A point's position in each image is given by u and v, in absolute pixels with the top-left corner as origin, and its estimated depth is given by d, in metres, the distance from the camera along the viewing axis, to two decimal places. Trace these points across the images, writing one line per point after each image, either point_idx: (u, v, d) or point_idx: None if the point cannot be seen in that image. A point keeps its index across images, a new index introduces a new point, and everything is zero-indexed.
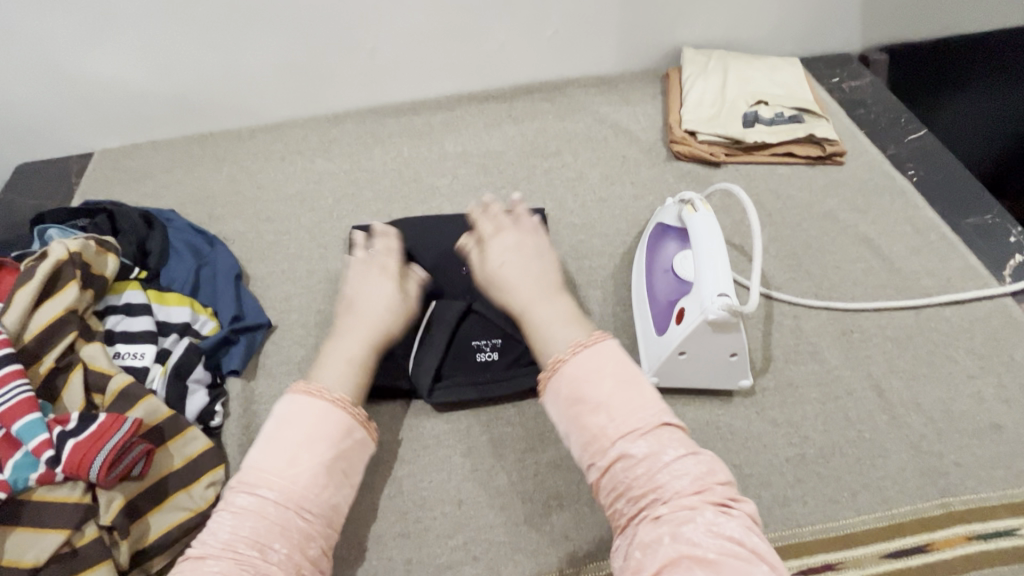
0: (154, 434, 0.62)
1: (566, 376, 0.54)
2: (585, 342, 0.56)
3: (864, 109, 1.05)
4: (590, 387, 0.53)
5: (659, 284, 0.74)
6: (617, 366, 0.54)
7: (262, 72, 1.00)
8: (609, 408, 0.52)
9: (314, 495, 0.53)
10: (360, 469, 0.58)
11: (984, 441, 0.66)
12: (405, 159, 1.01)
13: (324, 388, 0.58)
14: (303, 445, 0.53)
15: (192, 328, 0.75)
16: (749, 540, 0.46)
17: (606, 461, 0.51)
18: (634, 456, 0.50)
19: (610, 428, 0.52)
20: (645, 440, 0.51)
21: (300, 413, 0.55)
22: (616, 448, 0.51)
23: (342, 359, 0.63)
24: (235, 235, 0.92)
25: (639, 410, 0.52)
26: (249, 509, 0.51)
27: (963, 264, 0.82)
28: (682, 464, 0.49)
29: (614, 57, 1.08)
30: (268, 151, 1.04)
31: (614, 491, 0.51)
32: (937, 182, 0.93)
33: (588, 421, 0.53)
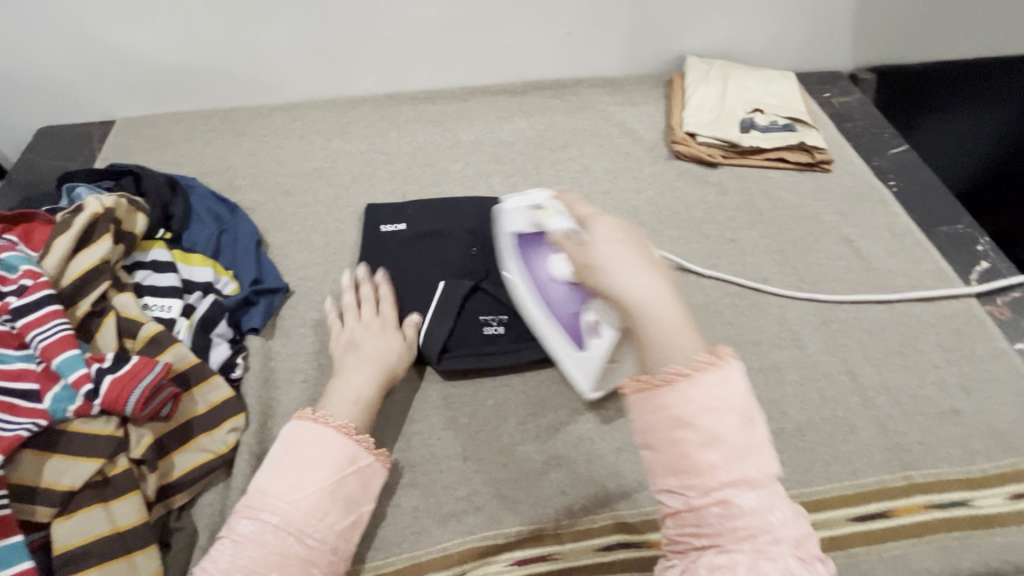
0: (181, 379, 0.66)
1: (680, 397, 0.46)
2: (711, 362, 0.47)
3: (852, 123, 1.13)
4: (708, 418, 0.46)
5: (557, 300, 0.72)
6: (738, 400, 0.46)
7: (286, 52, 1.05)
8: (723, 445, 0.45)
9: (313, 521, 0.56)
10: (365, 495, 0.61)
11: (944, 423, 0.73)
12: (420, 144, 1.06)
13: (327, 415, 0.62)
14: (306, 474, 0.57)
15: (215, 288, 0.79)
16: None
17: (702, 501, 0.45)
18: (737, 505, 0.44)
19: (719, 470, 0.45)
20: (751, 489, 0.45)
21: (305, 441, 0.60)
22: (721, 490, 0.45)
23: (350, 398, 0.66)
24: (255, 205, 0.96)
25: (751, 458, 0.45)
26: (249, 536, 0.54)
27: (934, 267, 0.89)
28: (781, 525, 0.44)
29: (622, 60, 1.15)
30: (288, 128, 1.08)
31: (695, 527, 0.46)
32: (915, 193, 1.00)
33: (691, 452, 0.45)
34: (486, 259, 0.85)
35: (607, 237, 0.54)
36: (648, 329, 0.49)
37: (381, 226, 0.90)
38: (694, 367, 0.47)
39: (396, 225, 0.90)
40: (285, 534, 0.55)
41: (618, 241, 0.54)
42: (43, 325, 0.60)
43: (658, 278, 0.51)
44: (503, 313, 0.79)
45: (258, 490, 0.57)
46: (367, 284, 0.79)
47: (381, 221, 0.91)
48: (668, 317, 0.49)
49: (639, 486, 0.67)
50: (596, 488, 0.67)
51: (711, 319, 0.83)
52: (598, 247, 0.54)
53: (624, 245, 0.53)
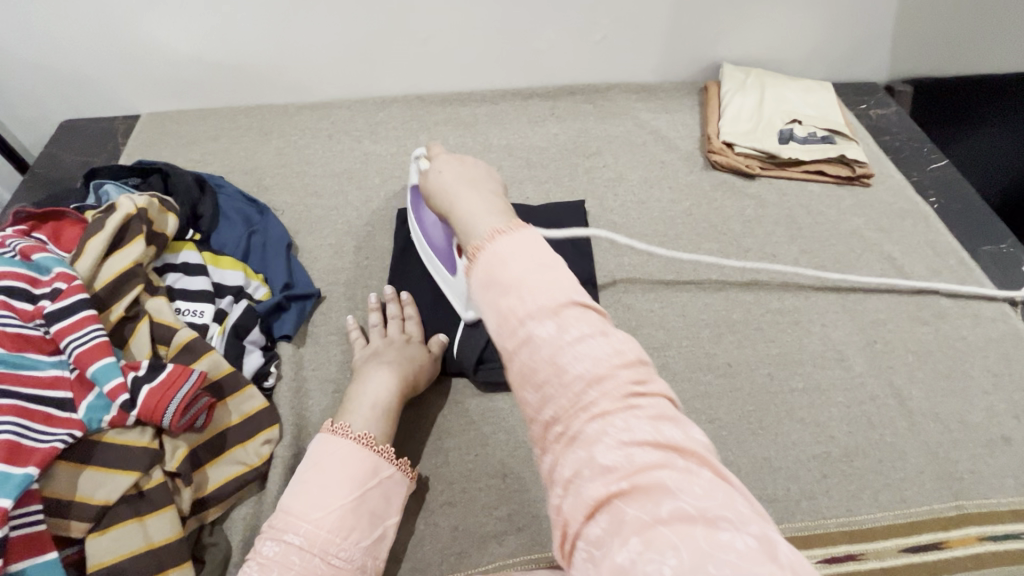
0: (215, 388, 0.64)
1: (483, 258, 0.42)
2: (504, 228, 0.43)
3: (890, 137, 1.11)
4: (504, 267, 0.40)
5: (435, 238, 0.76)
6: (528, 247, 0.41)
7: (317, 49, 1.02)
8: (522, 289, 0.39)
9: (338, 540, 0.54)
10: (389, 509, 0.59)
11: (995, 452, 0.71)
12: (451, 147, 1.04)
13: (345, 426, 0.60)
14: (326, 490, 0.55)
15: (246, 292, 0.77)
16: (662, 435, 0.34)
17: (513, 344, 0.39)
18: (542, 340, 0.38)
19: (521, 308, 0.39)
20: (554, 325, 0.38)
21: (322, 456, 0.58)
22: (528, 338, 0.38)
23: (368, 403, 0.64)
24: (284, 206, 0.94)
25: (549, 293, 0.39)
26: (273, 559, 0.52)
27: (980, 288, 0.87)
28: (593, 354, 0.37)
29: (656, 66, 1.12)
30: (316, 128, 1.06)
31: (529, 384, 0.38)
32: (957, 210, 0.98)
33: (498, 304, 0.40)
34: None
35: (438, 168, 0.56)
36: (464, 221, 0.48)
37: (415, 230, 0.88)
38: (488, 235, 0.43)
39: None
40: (312, 555, 0.52)
41: (444, 168, 0.56)
42: (78, 331, 0.58)
43: (485, 193, 0.51)
44: None
45: (279, 510, 0.55)
46: (392, 302, 0.78)
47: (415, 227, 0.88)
48: (473, 208, 0.49)
49: None
50: None
51: (753, 336, 0.81)
52: (452, 175, 0.54)
53: (458, 168, 0.55)
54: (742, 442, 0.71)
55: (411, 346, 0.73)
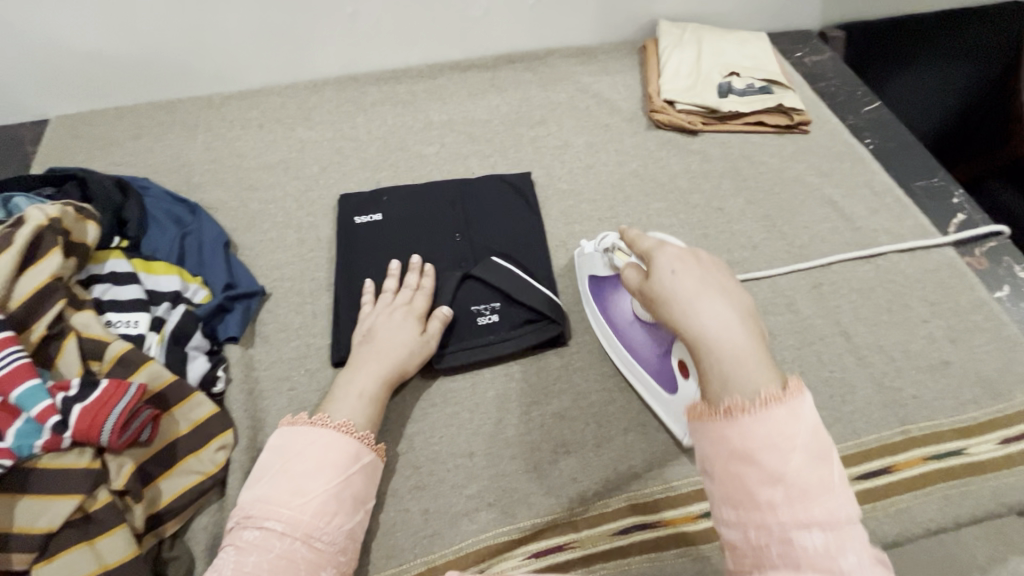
0: (159, 399, 0.61)
1: (746, 430, 0.40)
2: (778, 397, 0.41)
3: (825, 82, 1.12)
4: (772, 452, 0.39)
5: (636, 340, 0.70)
6: (810, 439, 0.40)
7: (237, 32, 0.95)
8: (788, 482, 0.39)
9: (320, 524, 0.54)
10: (370, 494, 0.59)
11: (935, 375, 0.75)
12: (391, 127, 1.00)
13: (324, 416, 0.60)
14: (309, 477, 0.55)
15: (184, 297, 0.73)
16: None
17: (761, 537, 0.39)
18: (803, 544, 0.37)
19: (781, 501, 0.38)
20: (821, 531, 0.38)
21: (303, 442, 0.57)
22: (781, 528, 0.38)
23: (353, 394, 0.64)
24: (217, 204, 0.89)
25: (827, 497, 0.38)
26: (254, 544, 0.51)
27: (915, 222, 0.90)
28: (849, 553, 0.37)
29: (594, 27, 1.10)
30: (244, 118, 1.00)
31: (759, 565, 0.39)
32: (891, 150, 1.01)
33: (757, 490, 0.39)
34: (471, 244, 0.81)
35: (668, 265, 0.48)
36: (710, 363, 0.43)
37: (355, 215, 0.85)
38: (759, 401, 0.41)
39: (371, 215, 0.85)
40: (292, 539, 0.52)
41: (681, 269, 0.48)
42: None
43: (733, 304, 0.45)
44: (496, 301, 0.76)
45: (256, 497, 0.54)
46: (411, 272, 0.76)
47: (356, 214, 0.85)
48: (736, 355, 0.43)
49: (649, 466, 0.67)
50: (608, 472, 0.67)
51: None
52: (691, 282, 0.46)
53: (702, 274, 0.47)
54: None
55: (416, 321, 0.71)
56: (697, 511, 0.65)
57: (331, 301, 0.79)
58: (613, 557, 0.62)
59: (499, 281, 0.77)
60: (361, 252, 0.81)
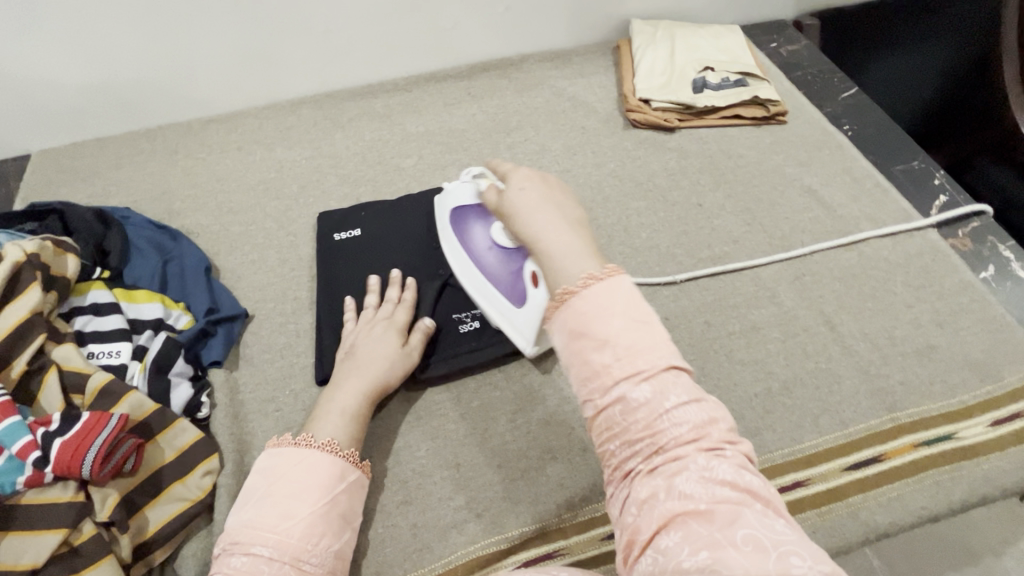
0: (142, 428, 0.61)
1: (579, 310, 0.44)
2: (598, 277, 0.45)
3: (801, 71, 1.12)
4: (599, 323, 0.44)
5: (489, 264, 0.71)
6: (631, 305, 0.44)
7: (211, 57, 0.96)
8: (619, 347, 0.43)
9: (309, 547, 0.53)
10: (356, 511, 0.59)
11: (922, 361, 0.74)
12: (368, 142, 1.00)
13: (309, 435, 0.59)
14: (295, 499, 0.55)
15: (166, 324, 0.73)
16: (739, 478, 0.39)
17: (605, 401, 0.43)
18: (634, 400, 0.42)
19: (615, 366, 0.43)
20: (647, 383, 0.42)
21: (288, 463, 0.57)
22: (616, 388, 0.42)
23: (336, 411, 0.63)
24: (198, 229, 0.89)
25: (650, 352, 0.43)
26: (243, 571, 0.51)
27: (896, 206, 0.90)
28: (683, 410, 0.41)
29: (566, 30, 1.10)
30: (223, 142, 1.01)
31: (612, 433, 0.43)
32: (870, 135, 1.01)
33: (592, 358, 0.43)
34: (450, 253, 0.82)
35: (518, 184, 0.52)
36: (548, 262, 0.47)
37: (334, 231, 0.85)
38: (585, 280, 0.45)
39: (350, 231, 0.85)
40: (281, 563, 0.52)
41: (528, 188, 0.52)
42: None
43: (564, 215, 0.50)
44: (476, 308, 0.77)
45: (243, 523, 0.54)
46: (393, 285, 0.75)
47: (336, 230, 0.86)
48: (565, 247, 0.47)
49: None
50: (595, 476, 0.66)
51: (688, 288, 0.82)
52: (537, 195, 0.51)
53: (542, 188, 0.52)
54: None
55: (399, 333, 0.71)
56: None
57: (313, 319, 0.79)
58: (603, 561, 0.62)
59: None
60: (341, 268, 0.82)
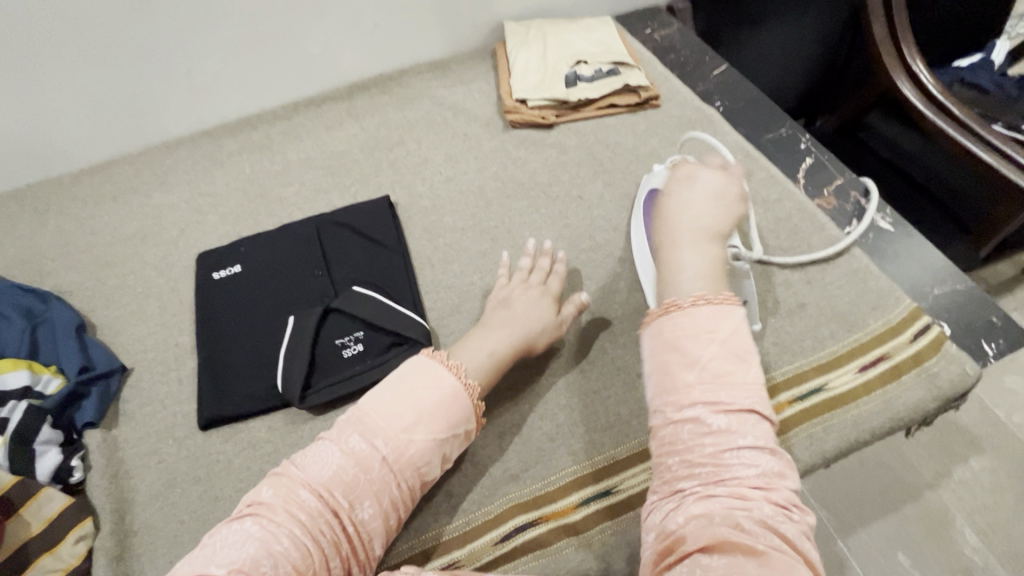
0: (2, 504, 0.59)
1: (679, 323, 0.56)
2: (714, 297, 0.56)
3: (674, 54, 1.15)
4: (695, 343, 0.54)
5: None
6: (729, 339, 0.54)
7: (70, 111, 0.92)
8: (704, 365, 0.53)
9: (415, 466, 0.59)
10: (456, 454, 0.64)
11: (794, 319, 0.77)
12: (249, 175, 0.99)
13: (460, 368, 0.64)
14: (424, 417, 0.60)
15: (34, 390, 0.70)
16: (796, 542, 0.46)
17: (679, 414, 0.53)
18: (708, 424, 0.51)
19: (695, 388, 0.52)
20: (725, 416, 0.51)
21: (436, 381, 0.62)
22: (693, 411, 0.52)
23: (485, 353, 0.68)
24: (72, 287, 0.87)
25: (734, 387, 0.52)
26: (355, 456, 0.57)
27: (766, 173, 0.93)
28: (752, 456, 0.49)
29: (442, 40, 1.11)
30: (97, 194, 0.98)
31: (672, 447, 0.53)
32: (740, 109, 1.05)
33: (678, 373, 0.54)
34: (330, 278, 0.81)
35: (677, 185, 0.67)
36: (669, 271, 0.61)
37: (213, 271, 0.84)
38: (689, 302, 0.56)
39: (230, 268, 0.84)
40: (388, 468, 0.58)
41: (680, 188, 0.66)
42: None
43: (699, 232, 0.62)
44: (359, 331, 0.75)
45: (377, 410, 0.60)
46: (545, 256, 0.81)
47: (215, 270, 0.84)
48: (689, 263, 0.60)
49: (525, 465, 0.69)
50: (484, 481, 0.68)
51: (571, 280, 0.84)
52: (683, 201, 0.65)
53: (688, 195, 0.65)
54: (570, 381, 0.74)
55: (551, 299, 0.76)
56: (575, 500, 0.66)
57: (196, 363, 0.77)
58: (499, 566, 0.63)
59: (361, 309, 0.76)
60: (222, 309, 0.80)
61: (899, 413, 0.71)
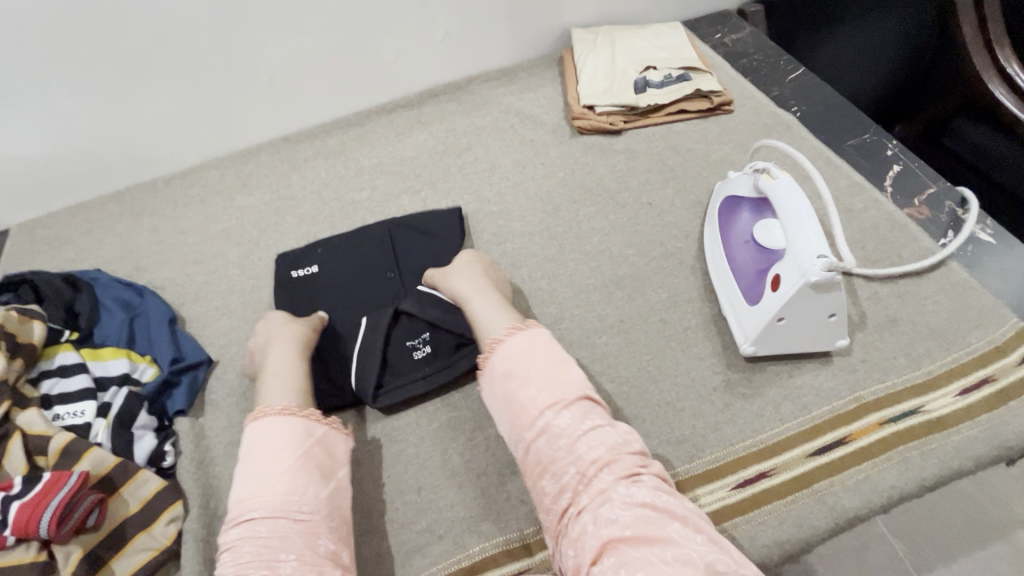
0: (106, 483, 0.64)
1: (503, 354, 0.62)
2: (517, 327, 0.64)
3: (746, 58, 1.12)
4: (522, 363, 0.61)
5: (740, 258, 0.73)
6: (545, 350, 0.62)
7: (167, 119, 0.99)
8: (534, 382, 0.60)
9: (297, 497, 0.57)
10: (335, 461, 0.63)
11: (884, 335, 0.73)
12: (324, 180, 1.03)
13: (264, 407, 0.63)
14: (269, 464, 0.59)
15: (132, 378, 0.75)
16: (662, 502, 0.52)
17: (533, 432, 0.58)
18: (557, 429, 0.57)
19: (537, 400, 0.58)
20: (567, 415, 0.57)
21: (263, 433, 0.61)
22: (543, 423, 0.58)
23: (270, 377, 0.67)
24: (165, 283, 0.93)
25: (564, 386, 0.59)
26: (241, 538, 0.55)
27: (849, 181, 0.88)
28: (600, 438, 0.56)
29: (509, 48, 1.12)
30: (186, 196, 1.04)
31: (541, 469, 0.57)
32: (819, 114, 1.00)
33: (519, 393, 0.60)
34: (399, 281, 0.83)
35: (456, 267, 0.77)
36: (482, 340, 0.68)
37: (292, 270, 0.87)
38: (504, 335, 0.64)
39: (306, 268, 0.87)
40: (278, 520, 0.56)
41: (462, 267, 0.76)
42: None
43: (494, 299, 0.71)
44: (426, 331, 0.76)
45: (236, 501, 0.58)
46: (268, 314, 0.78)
47: (292, 270, 0.87)
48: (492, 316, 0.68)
49: None
50: None
51: (642, 287, 0.82)
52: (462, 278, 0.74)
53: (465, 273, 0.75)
54: (640, 391, 0.72)
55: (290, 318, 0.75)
56: None
57: None
58: None
59: (428, 311, 0.75)
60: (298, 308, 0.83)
61: (1009, 441, 0.65)
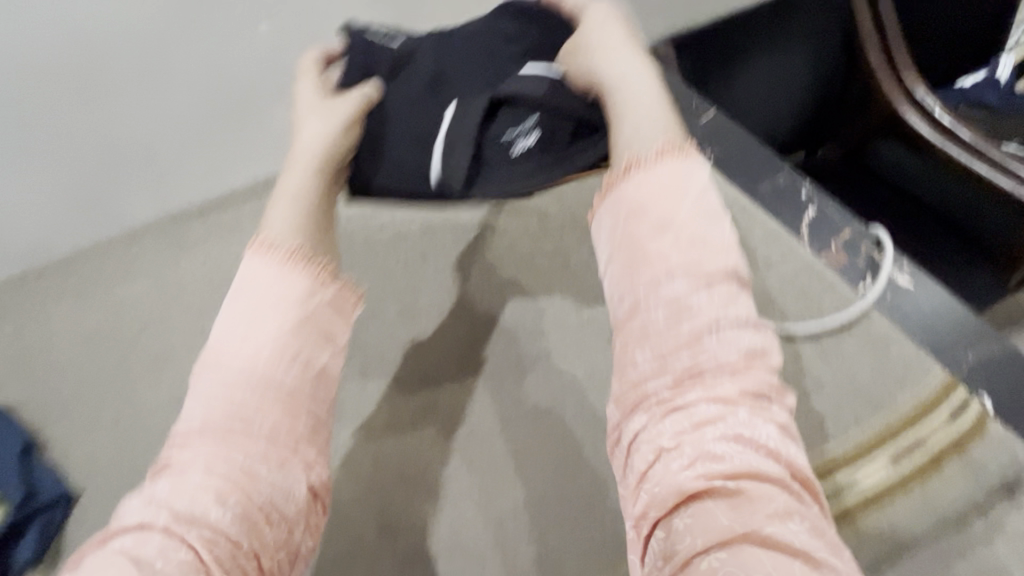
0: None
1: (640, 175, 0.53)
2: (671, 149, 0.54)
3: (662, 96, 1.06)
4: (659, 201, 0.53)
5: None
6: (701, 197, 0.53)
7: (13, 218, 0.84)
8: (670, 227, 0.52)
9: (269, 399, 0.51)
10: (330, 325, 0.57)
11: (811, 403, 0.69)
12: (215, 262, 0.94)
13: (269, 245, 0.57)
14: (250, 334, 0.53)
15: None
16: (783, 449, 0.45)
17: (652, 279, 0.51)
18: (689, 303, 0.49)
19: (675, 261, 0.51)
20: (704, 291, 0.50)
21: (260, 277, 0.55)
22: (679, 294, 0.50)
23: (285, 194, 0.60)
24: (28, 399, 0.83)
25: (711, 257, 0.51)
26: (203, 418, 0.50)
27: (764, 230, 0.85)
28: (738, 338, 0.48)
29: None
30: (50, 291, 0.91)
31: (642, 334, 0.50)
32: (733, 157, 0.96)
33: (649, 243, 0.52)
34: (491, 57, 0.67)
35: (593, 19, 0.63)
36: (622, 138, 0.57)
37: (368, 33, 0.70)
38: (655, 153, 0.54)
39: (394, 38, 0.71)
40: (239, 414, 0.50)
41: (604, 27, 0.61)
42: None
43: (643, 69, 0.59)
44: (530, 120, 0.63)
45: (210, 353, 0.54)
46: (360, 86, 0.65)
47: (369, 30, 0.71)
48: (651, 120, 0.56)
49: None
50: None
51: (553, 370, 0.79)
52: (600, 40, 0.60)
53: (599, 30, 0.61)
54: (555, 487, 0.72)
55: (325, 101, 0.64)
56: None
57: None
58: None
59: (540, 86, 0.62)
60: (356, 82, 0.67)
61: (939, 514, 0.62)
